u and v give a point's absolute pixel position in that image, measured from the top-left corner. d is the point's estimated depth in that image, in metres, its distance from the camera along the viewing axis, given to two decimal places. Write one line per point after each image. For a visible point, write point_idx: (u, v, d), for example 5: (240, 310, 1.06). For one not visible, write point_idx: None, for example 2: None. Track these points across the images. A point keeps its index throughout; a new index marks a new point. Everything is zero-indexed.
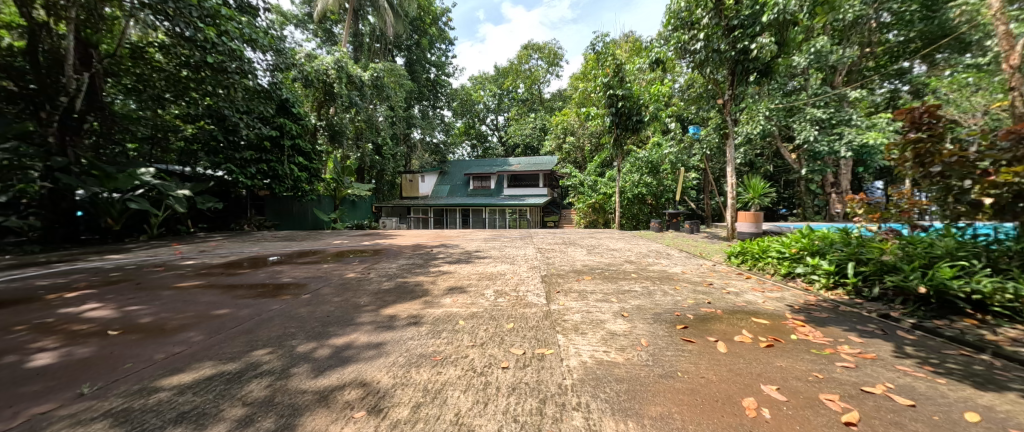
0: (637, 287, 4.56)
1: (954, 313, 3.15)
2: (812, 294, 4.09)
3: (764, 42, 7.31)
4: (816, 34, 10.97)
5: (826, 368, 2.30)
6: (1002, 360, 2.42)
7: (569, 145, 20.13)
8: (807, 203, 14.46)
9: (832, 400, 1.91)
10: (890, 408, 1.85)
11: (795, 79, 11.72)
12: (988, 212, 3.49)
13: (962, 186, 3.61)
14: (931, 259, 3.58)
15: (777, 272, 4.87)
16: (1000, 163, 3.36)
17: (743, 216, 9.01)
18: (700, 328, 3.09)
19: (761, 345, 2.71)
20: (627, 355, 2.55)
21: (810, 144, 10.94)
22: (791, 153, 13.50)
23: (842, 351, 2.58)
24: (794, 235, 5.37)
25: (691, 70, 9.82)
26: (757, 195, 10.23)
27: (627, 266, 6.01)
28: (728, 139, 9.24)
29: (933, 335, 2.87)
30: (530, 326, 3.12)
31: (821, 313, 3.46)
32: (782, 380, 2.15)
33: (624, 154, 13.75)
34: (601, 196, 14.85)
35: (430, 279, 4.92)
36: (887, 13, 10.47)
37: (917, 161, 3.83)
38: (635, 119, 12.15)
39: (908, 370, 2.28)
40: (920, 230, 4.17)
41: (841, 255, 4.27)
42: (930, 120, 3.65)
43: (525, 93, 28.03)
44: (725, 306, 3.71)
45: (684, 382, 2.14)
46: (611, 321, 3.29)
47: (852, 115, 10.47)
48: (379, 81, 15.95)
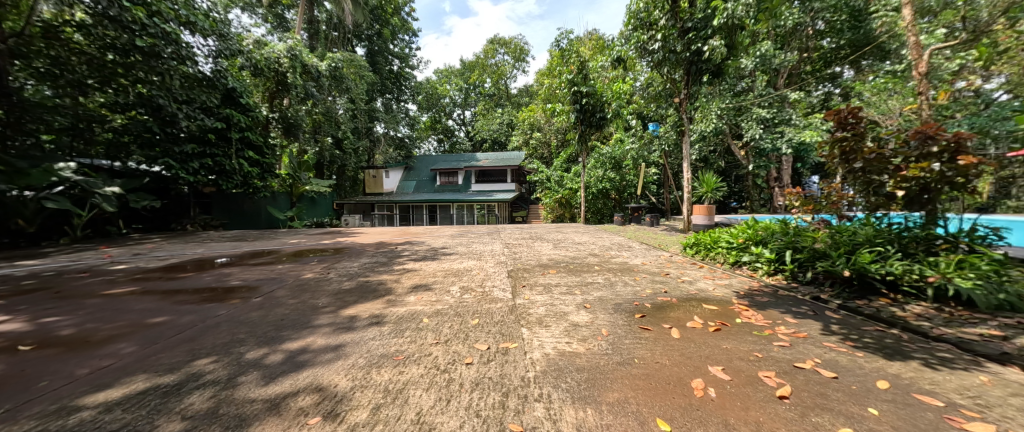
0: (600, 279, 4.72)
1: (872, 293, 3.55)
2: (755, 280, 4.44)
3: (715, 45, 7.80)
4: (761, 38, 11.77)
5: (765, 348, 2.51)
6: (909, 333, 2.77)
7: (536, 140, 20.30)
8: (754, 196, 15.64)
9: (769, 376, 2.09)
10: (818, 381, 2.05)
11: (743, 81, 12.49)
12: (900, 203, 4.00)
13: (880, 181, 4.06)
14: (854, 245, 3.98)
15: (726, 261, 5.23)
16: (909, 160, 3.81)
17: (698, 208, 9.62)
18: (656, 316, 3.25)
19: (710, 329, 2.91)
20: (588, 345, 2.63)
21: (756, 141, 11.82)
22: (740, 149, 14.50)
23: (779, 331, 2.82)
24: (741, 225, 5.77)
25: (650, 70, 10.19)
26: (711, 189, 10.85)
27: (591, 259, 6.19)
28: (684, 136, 9.72)
29: (855, 313, 3.22)
30: (495, 321, 3.13)
31: (763, 297, 3.77)
32: (727, 361, 2.31)
33: (589, 150, 14.11)
34: (567, 191, 15.16)
35: (394, 277, 4.80)
36: (821, 22, 11.46)
37: (843, 158, 4.23)
38: (598, 116, 12.50)
39: (834, 346, 2.53)
40: (849, 220, 4.53)
41: (781, 244, 4.64)
42: (853, 120, 4.08)
43: (491, 88, 27.95)
44: (680, 294, 3.95)
45: (640, 368, 2.24)
46: (574, 312, 3.39)
47: (791, 115, 11.37)
48: (338, 71, 15.16)
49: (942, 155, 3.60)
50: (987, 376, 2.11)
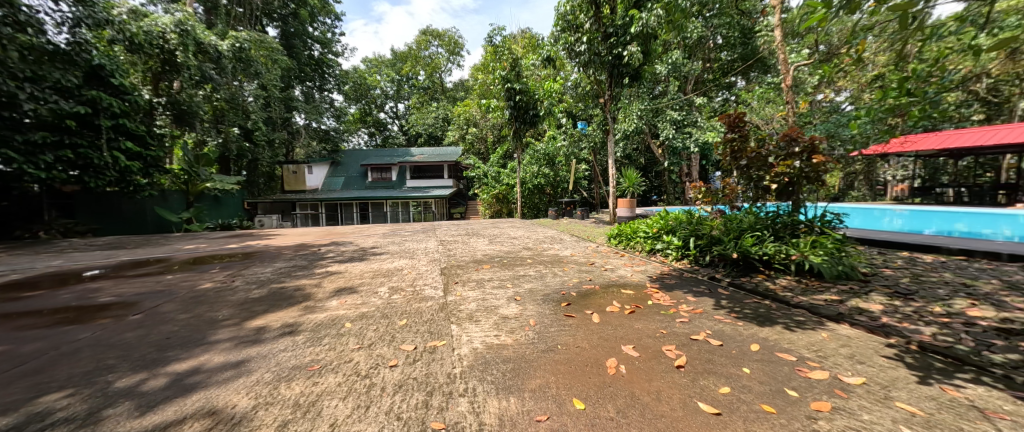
0: (531, 272, 4.87)
1: (753, 271, 4.20)
2: (667, 265, 4.96)
3: (633, 51, 8.47)
4: (673, 47, 13.05)
5: (669, 325, 2.83)
6: (777, 302, 3.33)
7: (472, 136, 20.11)
8: (670, 190, 17.39)
9: (670, 350, 2.37)
10: (707, 350, 2.37)
11: (660, 85, 13.72)
12: (774, 194, 4.76)
13: (758, 176, 4.81)
14: (741, 231, 4.66)
15: (643, 249, 5.75)
16: (778, 158, 4.58)
17: (622, 202, 10.42)
18: (581, 304, 3.46)
19: (626, 311, 3.19)
20: (516, 336, 2.71)
21: (670, 140, 13.13)
22: (658, 148, 15.95)
23: (681, 309, 3.19)
24: (656, 216, 6.37)
25: (577, 71, 10.68)
26: (633, 184, 11.77)
27: (524, 253, 6.36)
28: (609, 136, 10.35)
29: (740, 288, 3.77)
30: (424, 320, 3.06)
31: (671, 279, 4.24)
32: (638, 340, 2.56)
33: (524, 146, 14.41)
34: (504, 187, 15.35)
35: (314, 281, 4.43)
36: (720, 36, 13.07)
37: (733, 157, 4.92)
38: (531, 113, 12.85)
39: (723, 319, 2.93)
40: (737, 209, 5.23)
41: (686, 232, 5.23)
42: (740, 124, 4.77)
43: (425, 80, 27.02)
44: (602, 282, 4.26)
45: (562, 354, 2.37)
46: (504, 306, 3.46)
47: (697, 118, 12.81)
48: (244, 53, 12.95)
49: (801, 155, 4.41)
50: (827, 333, 2.63)
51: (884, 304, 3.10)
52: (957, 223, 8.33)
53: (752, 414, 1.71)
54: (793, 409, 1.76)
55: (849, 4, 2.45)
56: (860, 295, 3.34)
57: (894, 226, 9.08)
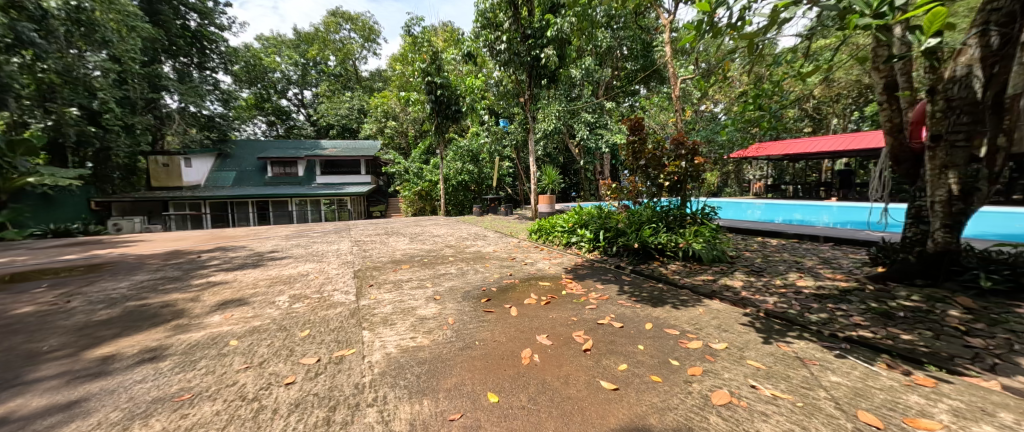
0: (452, 270, 4.80)
1: (650, 258, 4.75)
2: (580, 256, 5.32)
3: (549, 54, 8.86)
4: (586, 54, 13.98)
5: (580, 312, 3.05)
6: (668, 284, 3.83)
7: (391, 129, 18.97)
8: (586, 187, 18.67)
9: (578, 335, 2.56)
10: (611, 333, 2.61)
11: (575, 89, 14.58)
12: (666, 191, 5.45)
13: (654, 174, 5.46)
14: (640, 223, 5.23)
15: (560, 242, 6.09)
16: (669, 159, 5.26)
17: (542, 198, 10.89)
18: (500, 298, 3.52)
19: (542, 303, 3.34)
20: (433, 336, 2.64)
21: (584, 141, 14.08)
22: (575, 147, 17.00)
23: (590, 297, 3.47)
24: (572, 211, 6.78)
25: (498, 69, 10.78)
26: (552, 182, 12.32)
27: (446, 251, 6.24)
28: (530, 134, 10.67)
29: (640, 274, 4.24)
30: (331, 329, 2.80)
31: (583, 270, 4.58)
32: (552, 328, 2.71)
33: (447, 142, 14.10)
34: (427, 183, 14.82)
35: (191, 295, 3.73)
36: (625, 48, 14.43)
37: (634, 157, 5.50)
38: (454, 109, 12.65)
39: (624, 303, 3.26)
40: (639, 204, 5.79)
41: (597, 225, 5.68)
42: (639, 128, 5.37)
43: (336, 67, 24.70)
44: (522, 275, 4.40)
45: (479, 350, 2.38)
46: (422, 306, 3.35)
47: (608, 122, 13.94)
48: (84, 14, 10.35)
49: (686, 157, 5.15)
50: (704, 309, 3.11)
51: (745, 281, 3.78)
52: (795, 213, 10.52)
53: (644, 386, 1.94)
54: (675, 377, 2.04)
55: (713, 30, 2.91)
56: (728, 274, 4.02)
57: (755, 216, 11.11)
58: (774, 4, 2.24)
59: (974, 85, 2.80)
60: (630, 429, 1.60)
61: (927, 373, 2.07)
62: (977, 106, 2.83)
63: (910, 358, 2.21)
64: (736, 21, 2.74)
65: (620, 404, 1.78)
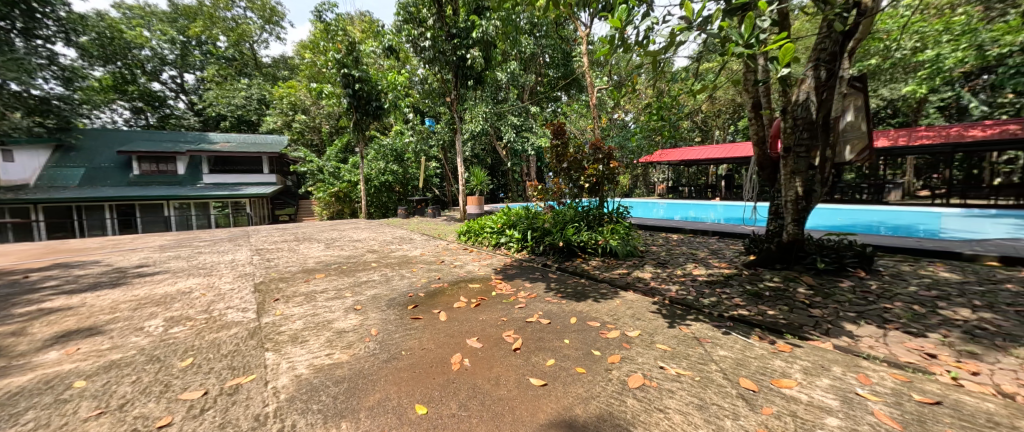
0: (375, 276, 4.48)
1: (574, 255, 5.02)
2: (509, 257, 5.40)
3: (475, 55, 8.84)
4: (511, 58, 14.27)
5: (509, 312, 3.08)
6: (589, 279, 4.10)
7: (300, 124, 17.07)
8: (513, 188, 19.08)
9: (509, 335, 2.58)
10: (539, 330, 2.69)
11: (502, 92, 14.81)
12: (587, 192, 5.83)
13: (575, 177, 5.80)
14: (565, 222, 5.50)
15: (489, 243, 6.11)
16: (588, 162, 5.65)
17: (471, 199, 10.80)
18: (428, 304, 3.38)
19: (472, 305, 3.29)
20: (353, 350, 2.41)
21: (511, 143, 14.35)
22: (502, 149, 17.24)
23: (519, 296, 3.53)
24: (500, 212, 6.84)
25: (422, 66, 10.40)
26: (481, 183, 12.25)
27: (368, 256, 5.81)
28: (457, 134, 10.50)
29: (565, 271, 4.44)
30: (224, 354, 2.38)
31: (512, 269, 4.65)
32: (482, 331, 2.68)
33: (367, 139, 13.15)
34: (345, 184, 13.63)
35: (9, 329, 2.85)
36: (548, 56, 15.07)
37: (557, 159, 5.78)
38: (374, 105, 11.86)
39: (551, 300, 3.39)
40: (563, 205, 6.09)
41: (525, 226, 5.81)
42: (561, 132, 5.69)
43: (229, 50, 21.41)
44: (451, 278, 4.29)
45: (405, 360, 2.24)
46: (340, 318, 3.04)
47: (533, 125, 14.39)
48: None
49: (603, 161, 5.56)
50: (620, 300, 3.38)
51: (653, 272, 4.21)
52: (691, 211, 12.12)
53: (570, 378, 2.02)
54: (597, 366, 2.18)
55: (624, 45, 3.17)
56: (640, 267, 4.44)
57: (660, 214, 12.51)
58: (672, 28, 2.52)
59: (811, 108, 3.57)
60: (559, 422, 1.65)
61: (786, 340, 2.54)
62: (812, 124, 3.60)
63: (775, 329, 2.68)
64: (642, 39, 3.02)
65: (549, 399, 1.82)
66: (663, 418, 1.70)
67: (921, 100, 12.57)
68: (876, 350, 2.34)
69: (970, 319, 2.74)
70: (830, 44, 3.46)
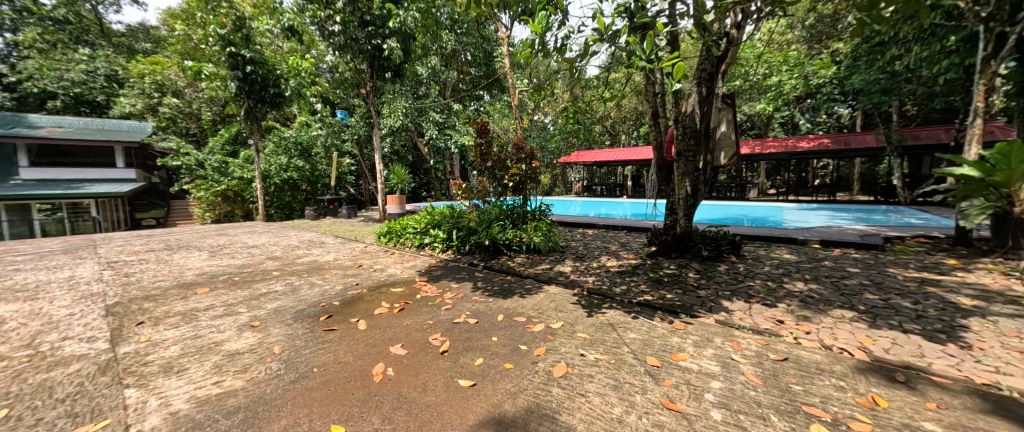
0: (278, 286, 3.95)
1: (499, 253, 5.09)
2: (434, 257, 5.24)
3: (393, 46, 8.34)
4: (431, 53, 13.82)
5: (435, 314, 2.98)
6: (514, 276, 4.19)
7: (171, 108, 14.14)
8: (437, 187, 18.58)
9: (436, 338, 2.50)
10: (466, 330, 2.66)
11: (422, 87, 14.28)
12: (512, 191, 5.95)
13: (499, 175, 5.88)
14: (490, 221, 5.53)
15: (412, 244, 5.84)
16: (512, 162, 5.78)
17: (391, 199, 10.18)
18: (344, 313, 3.09)
19: (394, 310, 3.10)
20: (250, 375, 2.08)
21: (434, 140, 13.92)
22: (424, 146, 16.64)
23: (445, 297, 3.44)
24: (424, 212, 6.58)
25: (331, 52, 9.46)
26: (402, 181, 11.50)
27: (268, 264, 5.10)
28: (374, 129, 9.82)
29: (492, 269, 4.47)
30: (61, 399, 1.86)
31: (437, 270, 4.52)
32: (406, 337, 2.54)
33: (263, 130, 11.47)
34: (236, 181, 11.72)
35: None
36: (469, 54, 14.98)
37: (482, 158, 5.80)
38: (272, 92, 10.36)
39: (478, 299, 3.38)
40: (488, 203, 6.12)
41: (450, 225, 5.69)
42: (485, 131, 5.73)
43: (59, 8, 16.70)
44: (370, 283, 3.99)
45: (317, 378, 2.02)
46: (232, 338, 2.60)
47: (456, 123, 14.13)
48: None
49: (526, 160, 5.74)
50: (544, 294, 3.53)
51: (572, 266, 4.48)
52: (603, 208, 13.22)
53: (498, 375, 2.04)
54: (524, 360, 2.23)
55: (544, 49, 3.28)
56: (560, 261, 4.68)
57: (577, 211, 13.39)
58: (587, 38, 2.70)
59: (696, 119, 4.16)
60: (489, 420, 1.65)
61: (681, 319, 2.92)
62: (696, 132, 4.21)
63: (672, 310, 3.08)
64: (559, 47, 3.17)
65: (478, 398, 1.81)
66: (584, 402, 1.82)
67: (770, 117, 15.65)
68: (745, 321, 2.84)
69: (804, 289, 3.50)
70: (708, 65, 4.10)
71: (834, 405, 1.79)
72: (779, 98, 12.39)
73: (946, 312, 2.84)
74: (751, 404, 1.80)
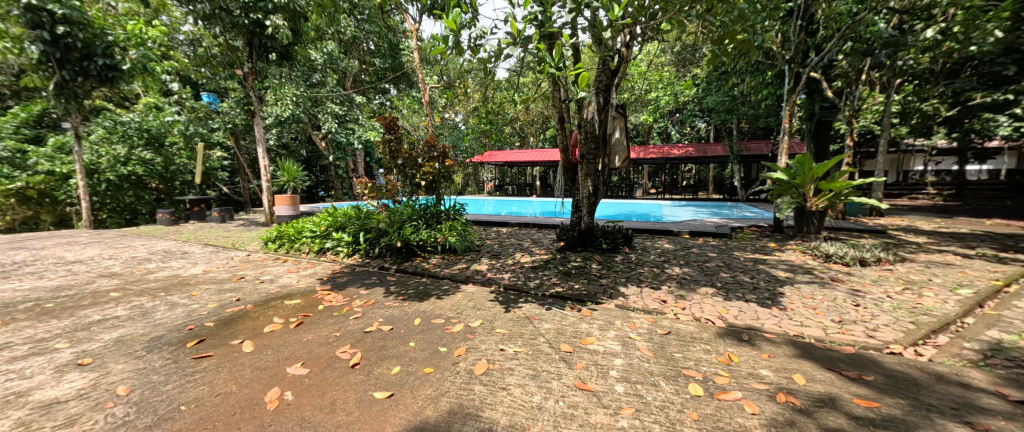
0: (120, 311, 3.10)
1: (413, 255, 4.87)
2: (337, 263, 4.75)
3: (279, 24, 7.24)
4: (327, 37, 12.45)
5: (342, 325, 2.71)
6: (430, 277, 4.07)
7: None
8: (337, 186, 16.93)
9: (344, 351, 2.28)
10: (380, 338, 2.49)
11: (316, 74, 12.81)
12: (424, 190, 5.75)
13: (411, 174, 5.62)
14: (402, 222, 5.25)
15: (310, 249, 5.21)
16: (424, 160, 5.58)
17: (280, 199, 8.88)
18: (222, 335, 2.59)
19: (291, 326, 2.73)
20: (83, 427, 1.60)
21: (332, 134, 12.50)
22: (321, 140, 14.94)
23: (354, 306, 3.15)
24: (324, 213, 5.91)
25: (191, 20, 7.80)
26: (293, 178, 9.93)
27: (103, 283, 3.97)
28: (254, 118, 8.46)
29: (406, 272, 4.26)
30: None
31: (342, 277, 4.10)
32: (308, 353, 2.26)
33: (88, 111, 8.84)
34: (42, 177, 8.79)
35: None
36: (371, 42, 13.92)
37: (391, 155, 5.49)
38: (100, 64, 7.84)
39: (392, 304, 3.19)
40: (398, 203, 5.80)
41: (356, 227, 5.22)
42: (394, 127, 5.43)
43: None
44: (257, 298, 3.43)
45: (189, 416, 1.65)
46: (48, 384, 1.96)
47: (359, 116, 12.94)
48: None
49: (439, 158, 5.60)
50: (461, 294, 3.51)
51: (488, 264, 4.55)
52: (514, 207, 13.67)
53: (417, 381, 1.96)
54: (444, 362, 2.19)
55: (456, 47, 3.21)
56: (476, 260, 4.71)
57: (489, 210, 13.58)
58: (500, 39, 2.75)
59: (595, 125, 4.59)
60: (409, 429, 1.58)
61: (588, 307, 3.21)
62: (596, 137, 4.65)
63: (580, 299, 3.36)
64: (473, 46, 3.16)
65: (396, 409, 1.71)
66: (506, 395, 1.87)
67: (651, 127, 18.21)
68: (638, 304, 3.26)
69: (680, 273, 4.18)
70: (604, 78, 4.57)
71: (704, 365, 2.17)
72: (658, 112, 14.46)
73: (771, 283, 3.70)
74: (645, 375, 2.07)
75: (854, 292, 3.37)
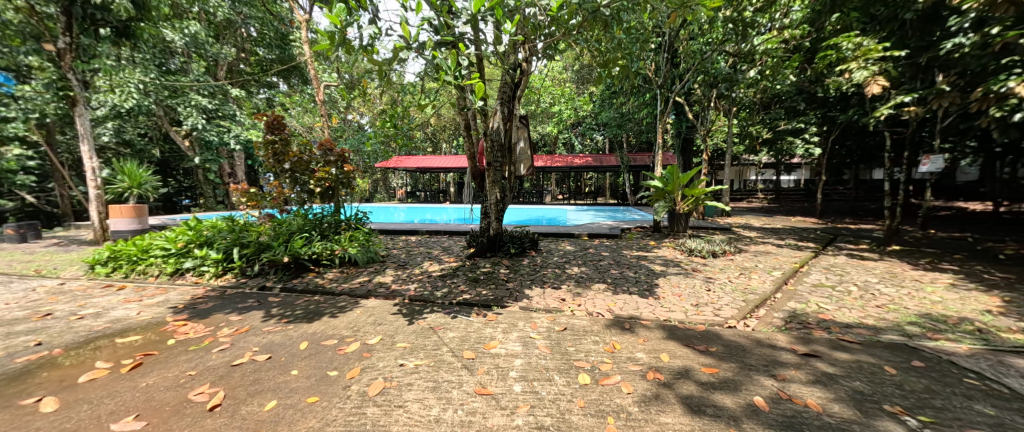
0: None
1: (303, 270, 4.34)
2: (201, 286, 3.96)
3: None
4: (190, 16, 10.43)
5: (201, 361, 2.27)
6: (323, 294, 3.68)
7: None
8: (208, 193, 14.20)
9: (202, 392, 1.91)
10: (253, 370, 2.16)
11: (175, 59, 10.64)
12: (319, 198, 5.21)
13: (302, 179, 5.04)
14: (290, 234, 4.63)
15: (164, 271, 4.25)
16: (318, 164, 5.07)
17: (116, 210, 7.02)
18: (5, 395, 1.92)
19: (124, 369, 2.17)
20: None
21: (198, 131, 10.36)
22: (183, 138, 12.37)
23: (220, 336, 2.66)
24: (183, 226, 4.88)
25: None
26: (138, 184, 7.96)
27: None
28: (74, 106, 6.53)
29: (294, 291, 3.77)
30: None
31: (207, 303, 3.43)
32: (148, 402, 1.83)
33: None
34: None
35: None
36: (252, 29, 12.13)
37: (275, 159, 4.84)
38: None
39: (272, 329, 2.78)
40: (286, 213, 5.12)
41: (228, 242, 4.43)
42: (279, 127, 4.82)
43: None
44: (72, 339, 2.64)
45: None
46: None
47: (235, 112, 11.04)
48: None
49: (336, 163, 5.16)
50: (360, 309, 3.25)
51: (393, 275, 4.31)
52: (427, 214, 13.26)
53: (298, 414, 1.74)
54: (333, 388, 1.99)
55: (346, 44, 2.96)
56: (380, 272, 4.42)
57: (400, 217, 12.88)
58: (393, 43, 2.68)
59: (500, 134, 4.73)
60: None
61: (493, 311, 3.27)
62: (502, 146, 4.79)
63: (486, 305, 3.41)
64: (366, 46, 2.98)
65: None
66: (402, 413, 1.78)
67: (556, 137, 19.57)
68: (540, 304, 3.46)
69: (578, 272, 4.56)
70: (507, 89, 4.72)
71: (591, 355, 2.40)
72: (561, 124, 15.64)
73: (649, 276, 4.29)
74: (542, 371, 2.19)
75: (708, 279, 4.12)
